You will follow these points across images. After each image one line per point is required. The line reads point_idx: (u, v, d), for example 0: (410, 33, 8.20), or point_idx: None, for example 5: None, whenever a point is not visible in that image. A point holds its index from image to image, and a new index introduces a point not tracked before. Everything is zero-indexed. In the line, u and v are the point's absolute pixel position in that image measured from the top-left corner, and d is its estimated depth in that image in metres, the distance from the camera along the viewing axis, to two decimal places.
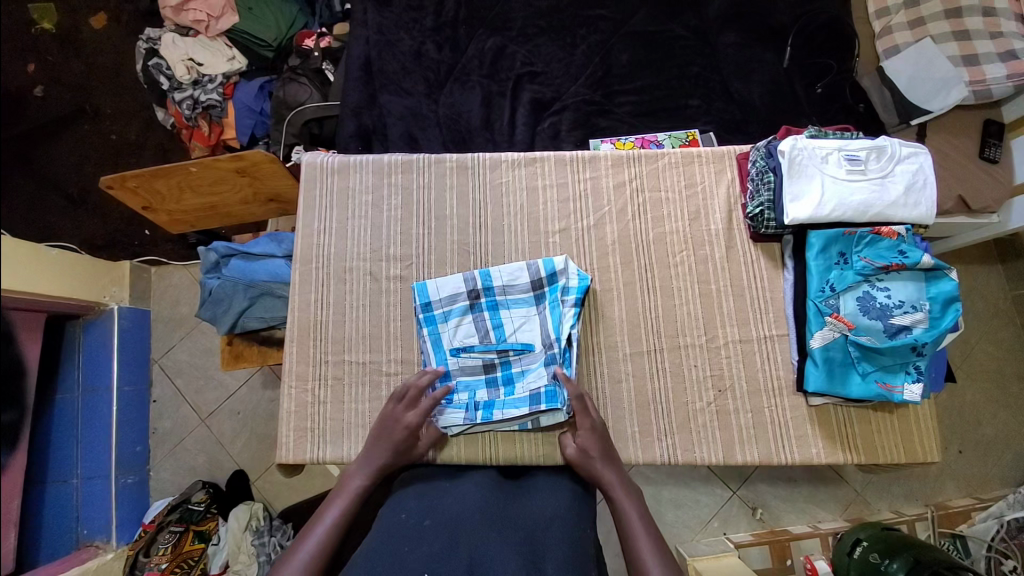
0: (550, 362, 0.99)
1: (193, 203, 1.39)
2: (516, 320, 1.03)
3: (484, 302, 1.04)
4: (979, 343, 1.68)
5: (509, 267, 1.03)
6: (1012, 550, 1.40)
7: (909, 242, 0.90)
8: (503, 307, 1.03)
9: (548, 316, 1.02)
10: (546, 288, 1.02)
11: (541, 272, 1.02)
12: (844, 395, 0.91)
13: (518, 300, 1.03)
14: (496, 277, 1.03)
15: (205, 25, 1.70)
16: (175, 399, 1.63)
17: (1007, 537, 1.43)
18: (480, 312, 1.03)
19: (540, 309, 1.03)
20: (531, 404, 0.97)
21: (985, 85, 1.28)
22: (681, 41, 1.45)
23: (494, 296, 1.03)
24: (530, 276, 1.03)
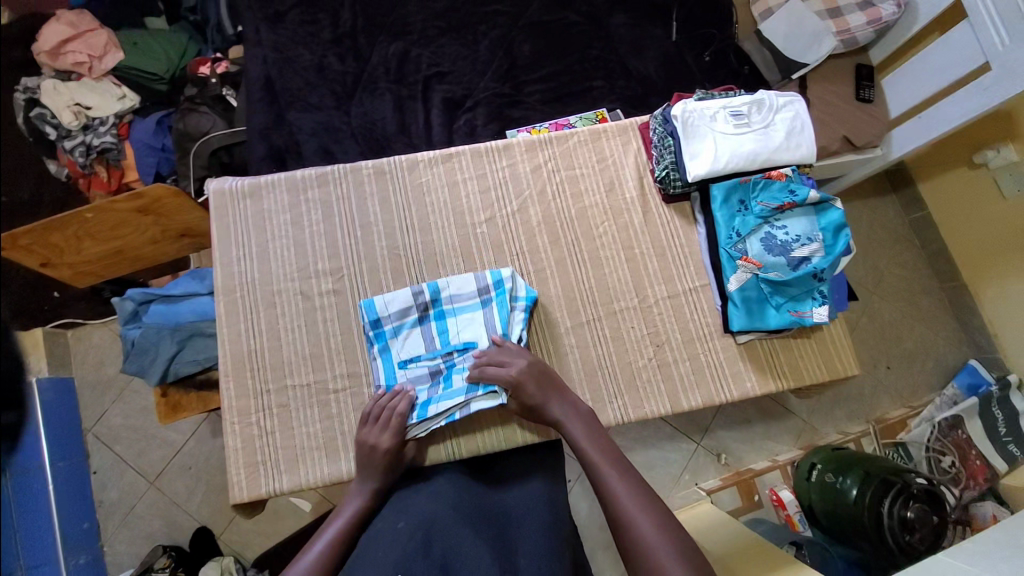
0: None
1: (97, 251, 1.30)
2: (464, 327, 1.03)
3: (433, 313, 1.04)
4: (886, 267, 1.86)
5: (457, 278, 1.04)
6: (947, 446, 1.59)
7: (797, 182, 0.99)
8: (450, 317, 1.04)
9: (497, 316, 1.02)
10: (493, 293, 1.03)
11: (489, 284, 1.03)
12: (765, 328, 0.98)
13: (463, 307, 1.03)
14: (444, 288, 1.03)
15: (88, 66, 1.60)
16: (117, 467, 1.52)
17: (940, 436, 1.61)
18: (429, 323, 1.04)
19: (488, 313, 1.03)
20: (468, 391, 0.97)
21: (851, 33, 1.41)
22: (577, 26, 1.52)
23: (442, 306, 1.04)
24: (478, 284, 1.03)
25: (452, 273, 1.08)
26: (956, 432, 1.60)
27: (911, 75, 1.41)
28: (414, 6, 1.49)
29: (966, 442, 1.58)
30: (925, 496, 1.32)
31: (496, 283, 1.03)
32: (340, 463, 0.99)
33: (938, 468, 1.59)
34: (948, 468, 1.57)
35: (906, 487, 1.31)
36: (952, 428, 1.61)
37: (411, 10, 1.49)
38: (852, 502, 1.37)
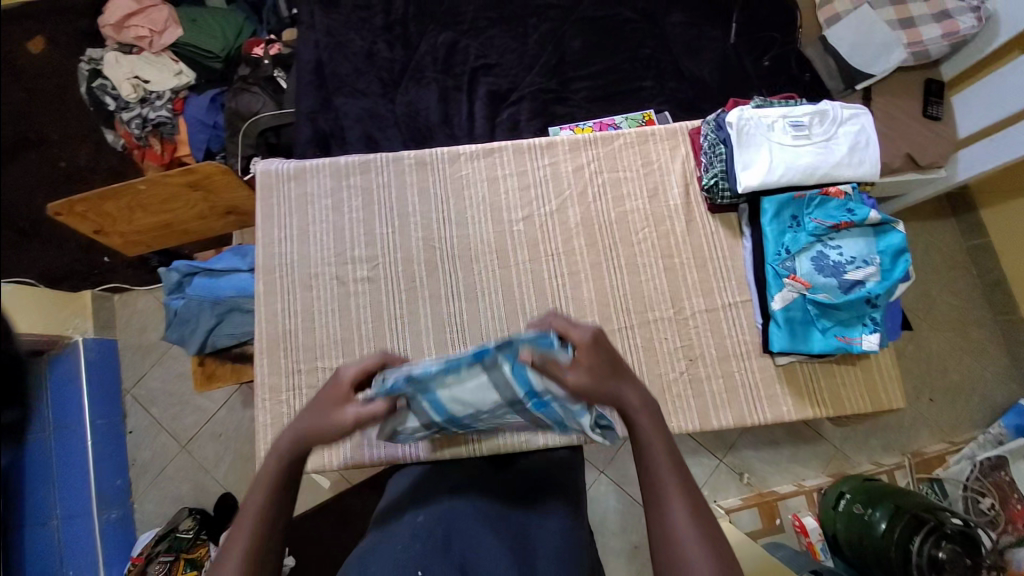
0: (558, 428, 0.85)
1: (146, 222, 1.35)
2: (496, 416, 0.84)
3: (475, 404, 0.82)
4: (939, 294, 1.76)
5: (516, 382, 0.85)
6: (986, 487, 1.46)
7: (856, 200, 0.94)
8: (477, 417, 0.82)
9: (538, 414, 0.81)
10: (529, 402, 0.75)
11: (517, 395, 0.74)
12: (808, 352, 0.94)
13: (492, 406, 0.80)
14: (496, 383, 0.85)
15: (149, 41, 1.66)
16: (152, 429, 1.59)
17: (981, 475, 1.48)
18: (454, 419, 0.83)
19: (523, 414, 0.80)
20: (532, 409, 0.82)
21: (923, 46, 1.34)
22: (631, 24, 1.47)
23: (490, 398, 0.84)
24: (506, 390, 0.73)
25: (485, 270, 1.07)
26: (999, 473, 1.46)
27: (987, 93, 1.32)
28: None
29: (1009, 486, 1.43)
30: (961, 538, 1.20)
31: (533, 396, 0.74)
32: (362, 447, 1.03)
33: (975, 509, 1.46)
34: (987, 510, 1.44)
35: (939, 527, 1.21)
36: (995, 469, 1.47)
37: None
38: (880, 536, 1.30)
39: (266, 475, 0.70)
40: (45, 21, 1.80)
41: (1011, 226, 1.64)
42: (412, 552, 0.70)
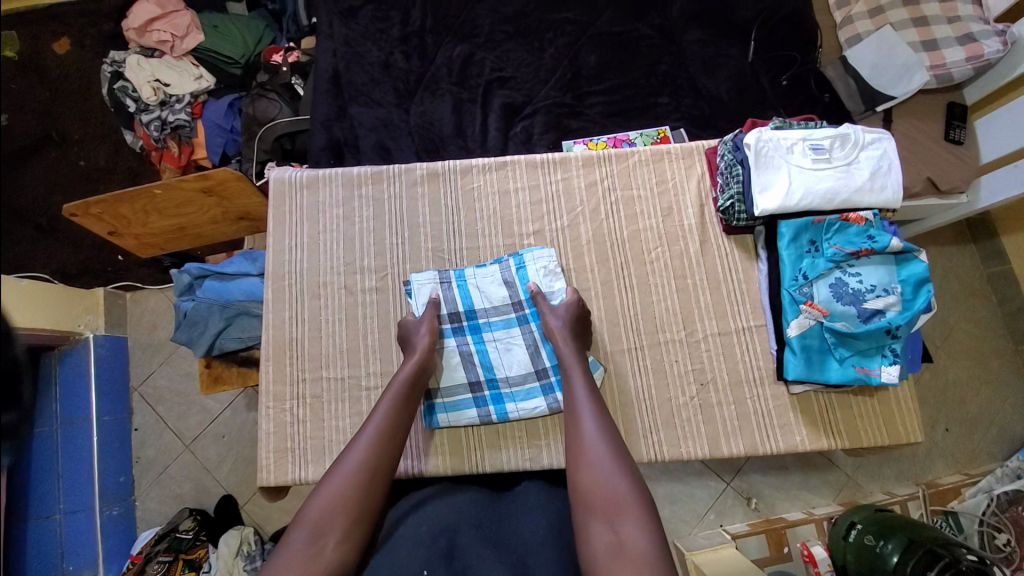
0: (548, 390, 1.00)
1: (160, 225, 1.36)
2: (501, 342, 1.03)
3: (467, 326, 1.03)
4: (957, 322, 1.71)
5: (495, 299, 1.03)
6: (1003, 523, 1.39)
7: (877, 227, 0.92)
8: (486, 332, 1.03)
9: (536, 340, 1.02)
10: (527, 308, 1.03)
11: (519, 294, 1.03)
12: (824, 382, 0.91)
13: (499, 319, 1.04)
14: (477, 302, 1.03)
15: (170, 45, 1.69)
16: (157, 427, 1.59)
17: (997, 511, 1.41)
18: (464, 337, 1.03)
19: (524, 331, 1.03)
20: (547, 394, 1.00)
21: (946, 68, 1.32)
22: (648, 40, 1.47)
23: (476, 320, 1.04)
24: (511, 289, 1.03)
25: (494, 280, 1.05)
26: (1018, 508, 1.39)
27: (1012, 117, 1.29)
28: (483, 9, 1.48)
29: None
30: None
31: (531, 297, 1.02)
32: None
33: (990, 545, 1.41)
34: (1002, 547, 1.39)
35: (954, 563, 1.20)
36: (1013, 504, 1.40)
37: (480, 13, 1.48)
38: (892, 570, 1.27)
39: (336, 475, 0.76)
40: (72, 22, 1.84)
41: None
42: (415, 558, 0.70)
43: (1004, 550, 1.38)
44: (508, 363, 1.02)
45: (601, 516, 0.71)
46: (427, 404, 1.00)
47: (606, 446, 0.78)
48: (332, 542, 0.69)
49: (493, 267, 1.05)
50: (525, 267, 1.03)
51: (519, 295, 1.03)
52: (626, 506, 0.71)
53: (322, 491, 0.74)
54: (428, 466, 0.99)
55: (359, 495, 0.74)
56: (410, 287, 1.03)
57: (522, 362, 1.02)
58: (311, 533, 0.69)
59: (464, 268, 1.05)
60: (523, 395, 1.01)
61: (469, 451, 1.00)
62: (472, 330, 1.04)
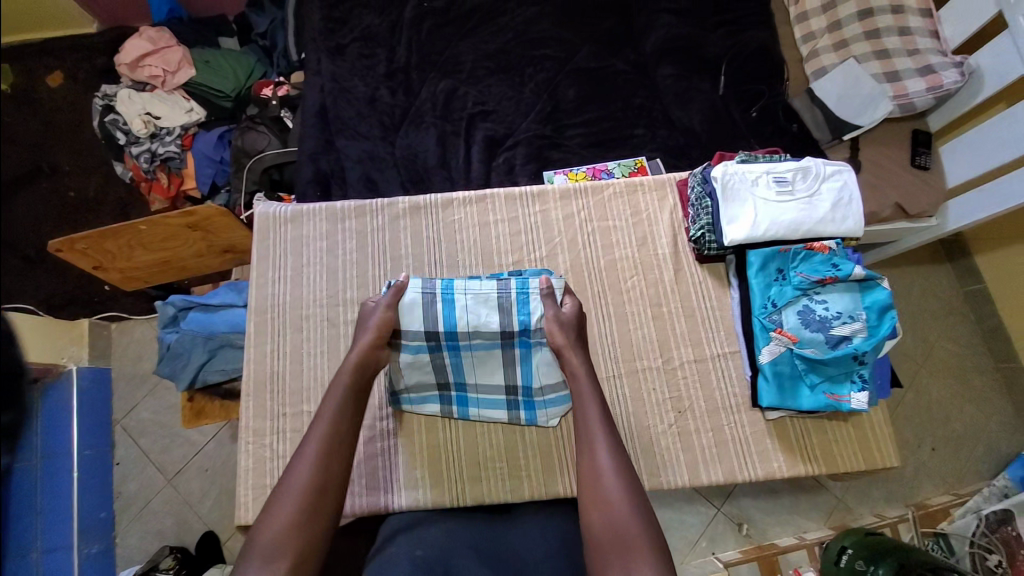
0: (513, 408, 1.02)
1: (145, 259, 1.37)
2: (478, 359, 1.00)
3: (445, 344, 0.99)
4: (936, 340, 1.75)
5: (481, 318, 0.97)
6: (993, 543, 1.38)
7: (841, 255, 0.95)
8: (465, 351, 1.00)
9: (516, 364, 1.00)
10: (517, 338, 0.98)
11: (514, 323, 0.98)
12: (796, 408, 0.93)
13: (481, 343, 0.99)
14: (461, 321, 0.97)
15: (162, 79, 1.73)
16: (140, 460, 1.57)
17: (987, 531, 1.40)
18: (439, 352, 0.99)
19: (505, 354, 1.01)
20: (510, 409, 1.02)
21: (908, 98, 1.38)
22: (623, 75, 1.53)
23: (456, 339, 0.99)
24: (510, 314, 0.97)
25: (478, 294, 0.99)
26: (1007, 528, 1.37)
27: (972, 144, 1.36)
28: (466, 47, 1.55)
29: (1017, 541, 1.34)
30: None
31: (527, 330, 0.98)
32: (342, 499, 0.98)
33: (982, 567, 1.40)
34: (994, 568, 1.37)
35: None
36: (1001, 524, 1.39)
37: (463, 50, 1.54)
38: None
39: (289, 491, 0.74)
40: (64, 57, 1.88)
41: (1006, 273, 1.65)
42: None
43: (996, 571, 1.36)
44: (481, 375, 1.01)
45: (613, 558, 0.71)
46: (394, 397, 1.02)
47: (619, 485, 0.76)
48: (284, 565, 0.69)
49: (490, 283, 0.99)
50: (527, 297, 0.98)
51: (514, 325, 0.98)
52: (636, 549, 0.71)
53: (275, 510, 0.73)
54: (409, 499, 0.98)
55: (308, 515, 0.73)
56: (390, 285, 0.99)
57: (495, 379, 1.02)
58: (263, 562, 0.68)
59: (454, 279, 1.00)
60: (488, 402, 1.02)
61: (449, 483, 0.99)
62: (449, 347, 0.99)
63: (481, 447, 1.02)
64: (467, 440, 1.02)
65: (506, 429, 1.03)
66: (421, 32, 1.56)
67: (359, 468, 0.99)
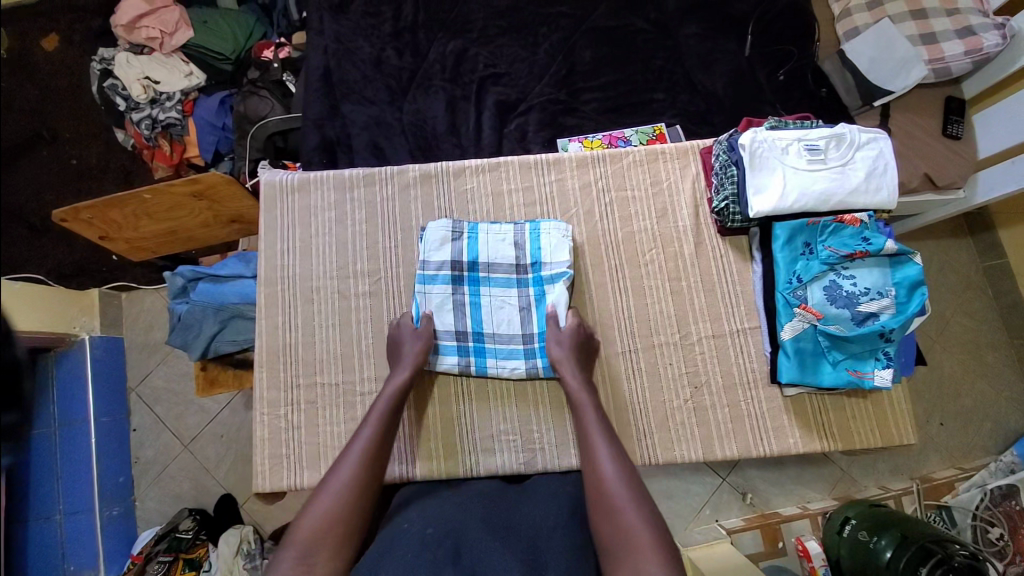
0: (530, 356, 1.00)
1: (151, 229, 1.34)
2: (495, 298, 1.03)
3: (468, 277, 1.03)
4: (954, 316, 1.71)
5: (496, 250, 1.03)
6: (996, 517, 1.41)
7: (872, 229, 0.91)
8: (483, 287, 1.03)
9: (531, 303, 1.02)
10: (530, 273, 1.02)
11: (527, 256, 1.02)
12: (817, 385, 0.91)
13: (498, 276, 1.03)
14: (482, 253, 1.03)
15: (159, 42, 1.66)
16: (155, 427, 1.60)
17: (991, 504, 1.43)
18: (462, 287, 1.02)
19: (521, 294, 1.03)
20: (527, 359, 1.00)
21: (944, 63, 1.30)
22: (644, 34, 1.44)
23: (478, 272, 1.03)
24: (521, 251, 1.03)
25: (496, 237, 1.04)
26: (1010, 502, 1.40)
27: (1010, 112, 1.28)
28: (476, 3, 1.46)
29: (1020, 515, 1.37)
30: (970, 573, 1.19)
31: (538, 263, 1.02)
32: None
33: (983, 539, 1.43)
34: (995, 540, 1.40)
35: (945, 559, 1.21)
36: (1006, 498, 1.41)
37: (473, 7, 1.46)
38: (884, 565, 1.29)
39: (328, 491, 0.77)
40: (59, 17, 1.81)
41: None
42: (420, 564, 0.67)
43: (997, 544, 1.40)
44: (498, 318, 1.02)
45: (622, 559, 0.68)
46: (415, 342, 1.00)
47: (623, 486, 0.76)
48: (321, 560, 0.69)
49: (508, 226, 1.04)
50: (538, 234, 1.03)
51: (526, 260, 1.03)
52: (641, 546, 0.68)
53: (313, 507, 0.75)
54: (423, 470, 0.98)
55: (350, 510, 0.75)
56: (423, 232, 1.03)
57: (510, 323, 1.02)
58: (302, 553, 0.69)
59: (479, 223, 1.05)
60: (505, 353, 1.01)
61: (463, 456, 0.99)
62: (471, 282, 1.03)
63: (495, 421, 1.01)
64: (479, 416, 1.01)
65: (518, 404, 1.01)
66: None
67: None
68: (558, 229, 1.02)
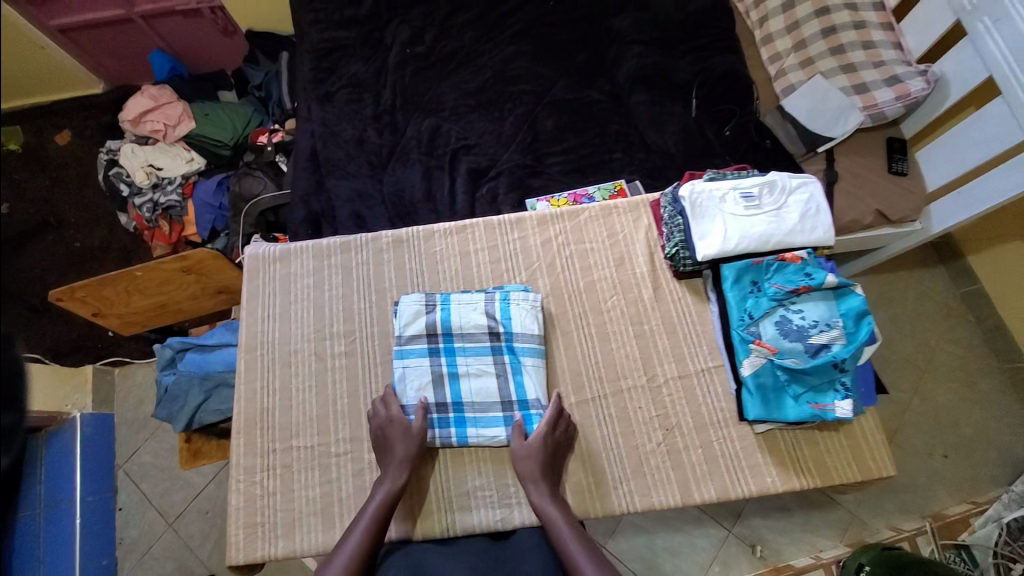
0: (510, 424, 1.00)
1: (141, 303, 1.40)
2: (472, 368, 1.03)
3: (443, 346, 1.04)
4: (938, 344, 1.73)
5: (469, 317, 1.05)
6: (1018, 554, 1.34)
7: (814, 265, 0.96)
8: (459, 356, 1.04)
9: (507, 370, 1.03)
10: (504, 341, 1.04)
11: (499, 325, 1.04)
12: (783, 419, 0.92)
13: (473, 345, 1.04)
14: (455, 321, 1.04)
15: (163, 133, 1.83)
16: (141, 504, 1.57)
17: (1010, 540, 1.37)
18: (438, 358, 1.04)
19: (496, 360, 1.04)
20: (508, 427, 1.00)
21: (878, 108, 1.42)
22: (599, 104, 1.60)
23: (452, 340, 1.04)
24: (493, 320, 1.04)
25: (467, 303, 1.06)
26: None
27: (947, 148, 1.38)
28: (448, 87, 1.63)
29: None
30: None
31: (510, 331, 1.04)
32: (333, 532, 0.97)
33: None
34: None
35: None
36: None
37: (445, 90, 1.62)
38: None
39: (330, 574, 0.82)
40: (72, 117, 1.99)
41: (1006, 272, 1.64)
42: None
43: None
44: (478, 388, 1.03)
45: None
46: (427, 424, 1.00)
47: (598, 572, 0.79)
48: None
49: (479, 295, 1.07)
50: (508, 304, 1.05)
51: (500, 329, 1.04)
52: None
53: None
54: (399, 532, 0.97)
55: None
56: (398, 307, 1.06)
57: (488, 393, 1.02)
58: None
59: (451, 293, 1.08)
60: (485, 422, 1.01)
61: (439, 513, 0.98)
62: (446, 351, 1.04)
63: (469, 478, 1.00)
64: (456, 473, 1.00)
65: (492, 454, 1.01)
66: (404, 76, 1.64)
67: (349, 502, 0.99)
68: (525, 298, 1.05)
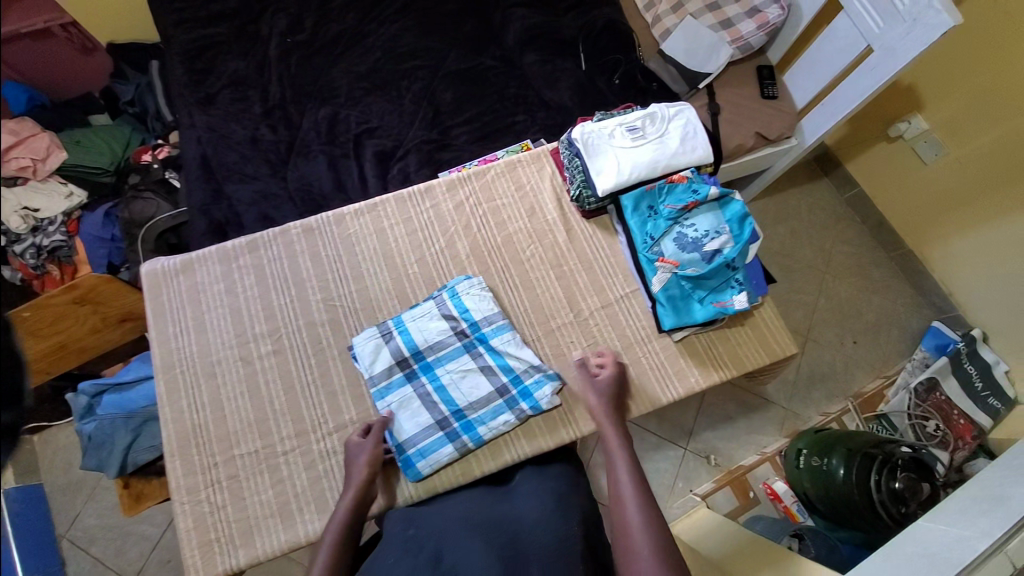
0: (514, 404, 1.02)
1: (42, 347, 1.29)
2: (456, 374, 1.04)
3: (418, 367, 1.04)
4: (834, 246, 1.94)
5: (428, 327, 1.05)
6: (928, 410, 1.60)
7: (698, 181, 1.06)
8: (438, 368, 1.04)
9: (489, 361, 1.05)
10: (471, 334, 1.06)
11: (460, 320, 1.06)
12: (693, 322, 1.03)
13: (446, 353, 1.05)
14: (417, 336, 1.04)
15: (32, 169, 1.61)
16: (95, 569, 1.46)
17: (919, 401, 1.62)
18: (418, 379, 1.04)
19: (474, 356, 1.05)
20: (514, 409, 1.01)
21: (743, 40, 1.55)
22: (493, 69, 1.63)
23: (424, 357, 1.04)
24: (452, 319, 1.06)
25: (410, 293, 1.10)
26: (933, 395, 1.62)
27: (806, 68, 1.53)
28: (338, 72, 1.58)
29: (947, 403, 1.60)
30: (911, 465, 1.36)
31: (472, 320, 1.05)
32: (295, 527, 0.96)
33: (924, 434, 1.59)
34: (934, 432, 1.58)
35: (887, 458, 1.35)
36: (929, 392, 1.63)
37: (336, 76, 1.58)
38: (841, 481, 1.37)
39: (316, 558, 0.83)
40: None
41: (878, 171, 1.85)
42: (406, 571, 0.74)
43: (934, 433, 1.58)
44: (469, 388, 1.03)
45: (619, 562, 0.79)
46: (402, 457, 0.98)
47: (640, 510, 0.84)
48: None
49: (427, 304, 1.07)
50: (458, 296, 1.07)
51: (463, 324, 1.06)
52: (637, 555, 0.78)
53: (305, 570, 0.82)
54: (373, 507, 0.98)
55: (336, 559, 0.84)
56: (354, 352, 1.04)
57: (481, 388, 1.03)
58: None
59: (402, 316, 1.07)
60: (490, 414, 1.01)
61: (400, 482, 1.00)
62: (424, 370, 1.04)
63: None
64: None
65: None
66: (289, 66, 1.58)
67: (306, 495, 0.98)
68: (470, 284, 1.07)
